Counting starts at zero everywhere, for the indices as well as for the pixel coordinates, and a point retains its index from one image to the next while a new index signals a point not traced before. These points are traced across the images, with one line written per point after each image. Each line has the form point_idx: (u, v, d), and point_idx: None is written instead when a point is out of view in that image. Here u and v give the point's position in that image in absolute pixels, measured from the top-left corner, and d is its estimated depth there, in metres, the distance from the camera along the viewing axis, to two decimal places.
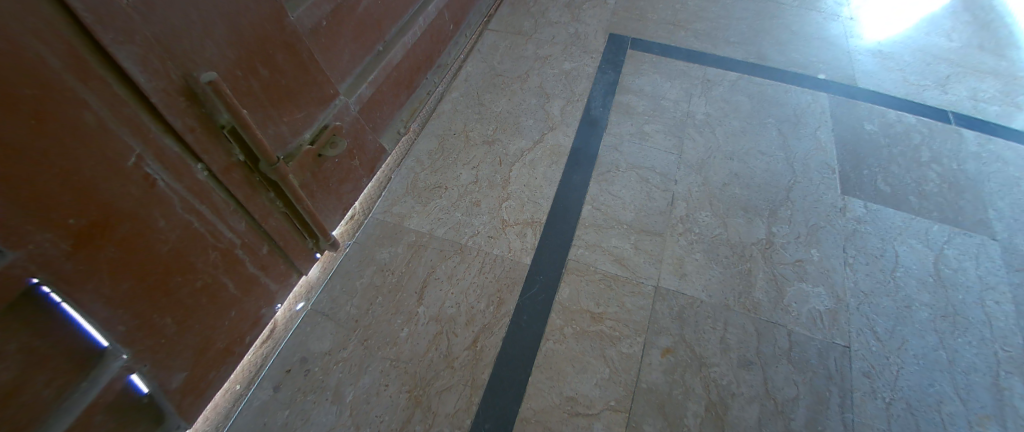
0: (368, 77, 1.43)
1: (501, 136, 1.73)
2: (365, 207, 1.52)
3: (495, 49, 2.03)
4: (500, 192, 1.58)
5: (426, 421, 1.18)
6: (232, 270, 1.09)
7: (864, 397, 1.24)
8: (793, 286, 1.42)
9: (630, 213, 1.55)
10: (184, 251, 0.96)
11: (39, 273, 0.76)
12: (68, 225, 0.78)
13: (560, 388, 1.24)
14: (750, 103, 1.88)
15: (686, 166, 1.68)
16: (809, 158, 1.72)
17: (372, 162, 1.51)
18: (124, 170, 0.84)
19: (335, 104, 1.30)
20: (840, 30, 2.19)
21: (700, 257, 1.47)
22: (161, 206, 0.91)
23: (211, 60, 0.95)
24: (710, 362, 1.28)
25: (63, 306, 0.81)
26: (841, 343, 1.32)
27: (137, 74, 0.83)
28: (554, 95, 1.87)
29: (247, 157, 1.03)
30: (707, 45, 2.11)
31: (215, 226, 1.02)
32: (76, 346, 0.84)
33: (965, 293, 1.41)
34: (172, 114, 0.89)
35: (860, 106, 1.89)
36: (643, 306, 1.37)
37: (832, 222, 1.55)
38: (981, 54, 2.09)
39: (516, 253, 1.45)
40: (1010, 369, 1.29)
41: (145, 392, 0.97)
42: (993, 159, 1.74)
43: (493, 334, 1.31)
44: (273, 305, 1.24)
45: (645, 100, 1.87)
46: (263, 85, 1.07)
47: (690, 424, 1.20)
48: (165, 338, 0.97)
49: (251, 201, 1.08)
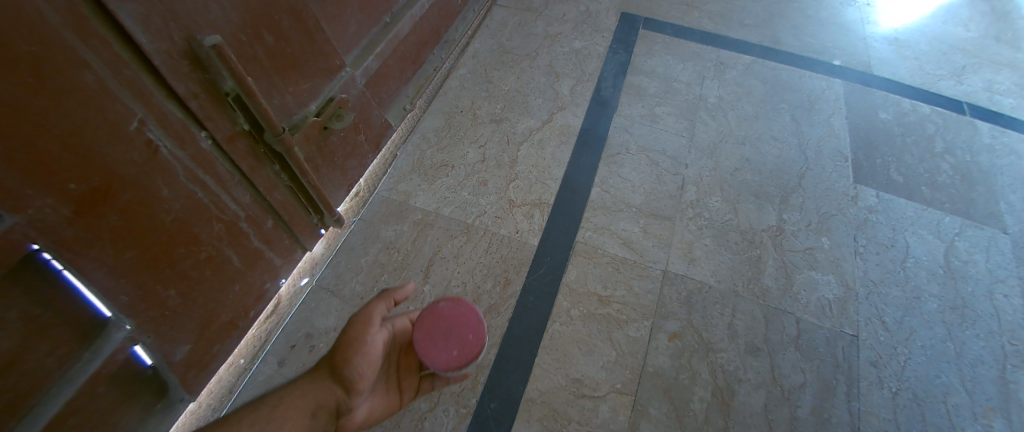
0: (375, 49, 1.39)
1: (509, 115, 1.69)
2: (371, 184, 1.50)
3: (504, 26, 1.97)
4: (508, 172, 1.55)
5: (432, 399, 1.17)
6: (236, 243, 1.06)
7: (870, 386, 1.24)
8: (803, 273, 1.40)
9: (640, 197, 1.53)
10: (188, 222, 0.94)
11: (40, 239, 0.74)
12: (69, 190, 0.76)
13: (566, 370, 1.23)
14: (764, 87, 1.85)
15: (697, 150, 1.65)
16: (822, 145, 1.69)
17: (378, 137, 1.47)
18: (126, 135, 0.81)
19: (342, 75, 1.26)
20: (858, 15, 2.14)
21: (709, 242, 1.45)
22: (164, 173, 0.88)
23: (216, 23, 0.91)
24: (717, 347, 1.27)
25: (65, 274, 0.79)
26: (848, 331, 1.31)
27: (139, 35, 0.80)
28: (563, 74, 1.83)
29: (251, 126, 1.01)
30: (720, 27, 2.06)
31: (219, 197, 0.99)
32: (78, 316, 0.82)
33: (974, 286, 1.40)
34: (175, 77, 0.86)
35: (875, 93, 1.85)
36: (651, 290, 1.35)
37: (843, 211, 1.53)
38: (998, 45, 2.05)
39: (524, 234, 1.43)
40: (1017, 363, 1.28)
41: (149, 363, 0.95)
42: (1007, 152, 1.71)
43: (499, 315, 1.30)
44: (277, 280, 1.22)
45: (657, 81, 1.83)
46: (269, 52, 1.04)
47: (695, 408, 1.19)
48: (169, 310, 0.95)
49: (256, 172, 1.06)
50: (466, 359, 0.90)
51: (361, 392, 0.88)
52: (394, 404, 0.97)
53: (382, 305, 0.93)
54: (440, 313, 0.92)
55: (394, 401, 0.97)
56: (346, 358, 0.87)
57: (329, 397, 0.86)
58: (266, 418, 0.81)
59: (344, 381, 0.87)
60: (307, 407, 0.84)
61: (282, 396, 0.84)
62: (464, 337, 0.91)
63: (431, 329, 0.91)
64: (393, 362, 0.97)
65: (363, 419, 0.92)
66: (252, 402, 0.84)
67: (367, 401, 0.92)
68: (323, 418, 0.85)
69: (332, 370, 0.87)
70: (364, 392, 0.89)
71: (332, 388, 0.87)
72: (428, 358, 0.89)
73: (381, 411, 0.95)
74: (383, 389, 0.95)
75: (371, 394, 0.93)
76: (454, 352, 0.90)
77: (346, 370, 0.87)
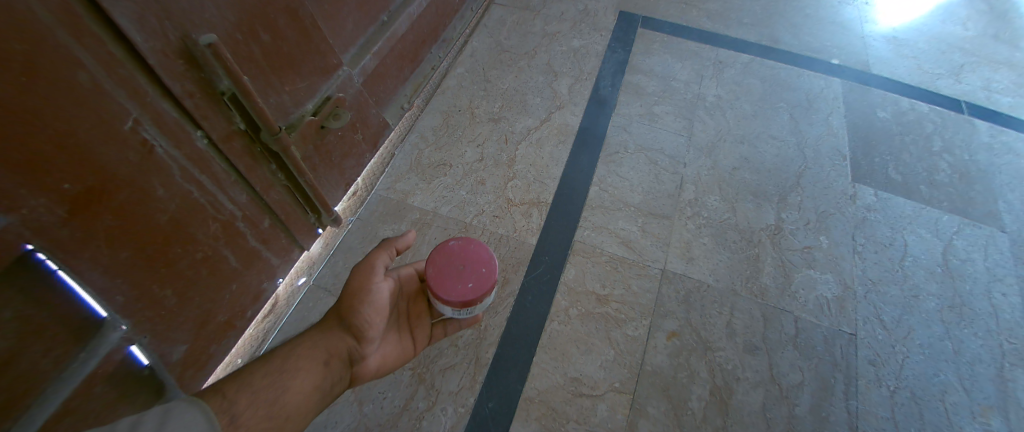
0: (372, 47, 1.39)
1: (507, 114, 1.69)
2: (369, 183, 1.49)
3: (502, 25, 1.97)
4: (506, 171, 1.55)
5: (429, 398, 1.17)
6: (233, 243, 1.06)
7: (868, 385, 1.23)
8: (801, 272, 1.40)
9: (638, 195, 1.53)
10: (184, 221, 0.94)
11: (34, 239, 0.74)
12: (63, 189, 0.75)
13: (564, 369, 1.22)
14: (762, 85, 1.85)
15: (696, 148, 1.64)
16: (820, 144, 1.69)
17: (376, 136, 1.47)
18: (121, 134, 0.81)
19: (339, 74, 1.25)
20: (856, 14, 2.14)
21: (707, 241, 1.45)
22: (160, 173, 0.88)
23: (211, 22, 0.91)
24: (716, 346, 1.27)
25: (60, 274, 0.78)
26: (847, 330, 1.31)
27: (133, 33, 0.79)
28: (561, 73, 1.83)
29: (247, 126, 1.01)
30: (719, 26, 2.05)
31: (215, 197, 0.99)
32: (74, 316, 0.81)
33: (973, 284, 1.40)
34: (170, 77, 0.86)
35: (873, 92, 1.85)
36: (649, 289, 1.35)
37: (841, 210, 1.53)
38: (996, 44, 2.05)
39: (522, 234, 1.43)
40: (1015, 361, 1.28)
41: (146, 363, 0.94)
42: (1005, 150, 1.71)
43: (497, 314, 1.29)
44: (274, 279, 1.22)
45: (655, 80, 1.83)
46: (265, 51, 1.03)
47: (694, 407, 1.19)
48: (165, 309, 0.95)
49: (252, 172, 1.05)
50: (478, 293, 0.93)
51: (373, 337, 0.94)
52: (407, 352, 1.03)
53: (383, 254, 0.99)
54: (451, 251, 0.95)
55: (407, 349, 1.03)
56: (355, 306, 0.93)
57: (342, 346, 0.91)
58: (280, 369, 0.83)
59: (355, 328, 0.92)
60: (320, 355, 0.88)
61: (292, 348, 0.87)
62: (476, 270, 0.94)
63: (444, 266, 0.94)
64: (403, 310, 1.05)
65: (377, 366, 0.97)
66: (260, 357, 0.85)
67: (380, 349, 0.98)
68: (337, 365, 0.89)
69: (340, 319, 0.92)
70: (374, 338, 0.95)
71: (343, 337, 0.91)
72: (443, 292, 0.93)
73: (395, 358, 1.01)
74: (395, 338, 1.01)
75: (382, 342, 0.98)
76: (468, 284, 0.93)
77: (355, 317, 0.92)
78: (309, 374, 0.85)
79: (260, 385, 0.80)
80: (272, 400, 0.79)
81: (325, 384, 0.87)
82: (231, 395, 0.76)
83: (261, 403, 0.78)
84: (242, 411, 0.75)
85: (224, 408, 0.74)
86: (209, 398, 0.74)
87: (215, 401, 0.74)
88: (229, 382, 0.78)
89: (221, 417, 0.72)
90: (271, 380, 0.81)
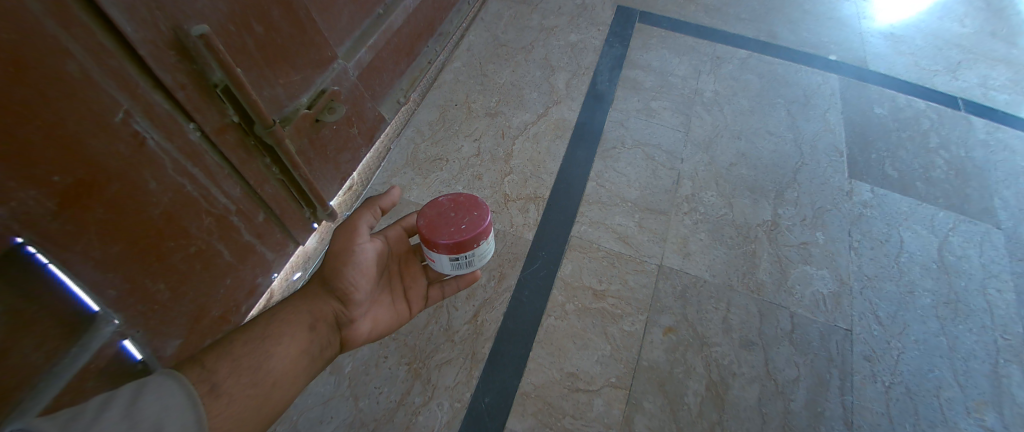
0: (367, 40, 1.37)
1: (505, 109, 1.68)
2: (365, 178, 1.48)
3: (499, 19, 1.96)
4: (502, 166, 1.54)
5: (425, 393, 1.17)
6: (226, 238, 1.05)
7: (864, 380, 1.24)
8: (798, 268, 1.40)
9: (635, 191, 1.52)
10: (177, 216, 0.93)
11: (24, 232, 0.73)
12: (54, 182, 0.74)
13: (560, 364, 1.22)
14: (760, 81, 1.84)
15: (693, 144, 1.64)
16: (816, 139, 1.69)
17: (371, 130, 1.46)
18: (112, 126, 0.80)
19: (333, 68, 1.24)
20: (853, 10, 2.14)
21: (704, 237, 1.44)
22: (152, 166, 0.87)
23: (203, 13, 0.90)
24: (711, 341, 1.27)
25: (51, 268, 0.77)
26: (842, 326, 1.31)
27: (123, 23, 0.78)
28: (559, 68, 1.82)
29: (240, 118, 1.00)
30: (717, 21, 2.05)
31: (209, 191, 0.98)
32: (66, 310, 0.80)
33: (968, 281, 1.40)
34: (160, 68, 0.85)
35: (871, 88, 1.85)
36: (646, 284, 1.35)
37: (838, 206, 1.53)
38: (993, 41, 2.05)
39: (519, 229, 1.43)
40: (1010, 358, 1.29)
41: (138, 358, 0.93)
42: (1001, 147, 1.71)
43: (493, 309, 1.29)
44: (269, 274, 1.21)
45: (653, 75, 1.83)
46: (258, 43, 1.02)
47: (690, 402, 1.19)
48: (159, 304, 0.94)
49: (245, 165, 1.05)
50: (472, 234, 0.96)
51: (359, 301, 0.95)
52: (400, 314, 1.04)
53: (367, 213, 0.99)
54: (441, 205, 0.99)
55: (399, 312, 1.04)
56: (339, 270, 0.93)
57: (328, 310, 0.92)
58: (263, 335, 0.84)
59: (340, 291, 0.93)
60: (305, 319, 0.89)
61: (276, 314, 0.88)
62: (469, 214, 0.98)
63: (434, 217, 0.97)
64: (394, 272, 1.07)
65: (369, 328, 0.98)
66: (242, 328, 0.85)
67: (369, 312, 0.98)
68: (324, 329, 0.90)
69: (325, 283, 0.93)
70: (361, 301, 0.96)
71: (328, 301, 0.92)
72: (435, 237, 0.95)
73: (387, 321, 1.01)
74: (387, 301, 1.03)
75: (371, 305, 0.99)
76: (461, 227, 0.96)
77: (339, 281, 0.93)
78: (294, 339, 0.86)
79: (241, 354, 0.80)
80: (257, 367, 0.80)
81: (312, 348, 0.88)
82: (214, 366, 0.76)
83: (244, 371, 0.78)
84: (224, 380, 0.75)
85: (205, 377, 0.73)
86: (189, 369, 0.73)
87: (195, 372, 0.73)
88: (210, 352, 0.78)
89: (201, 386, 0.72)
90: (253, 347, 0.82)
